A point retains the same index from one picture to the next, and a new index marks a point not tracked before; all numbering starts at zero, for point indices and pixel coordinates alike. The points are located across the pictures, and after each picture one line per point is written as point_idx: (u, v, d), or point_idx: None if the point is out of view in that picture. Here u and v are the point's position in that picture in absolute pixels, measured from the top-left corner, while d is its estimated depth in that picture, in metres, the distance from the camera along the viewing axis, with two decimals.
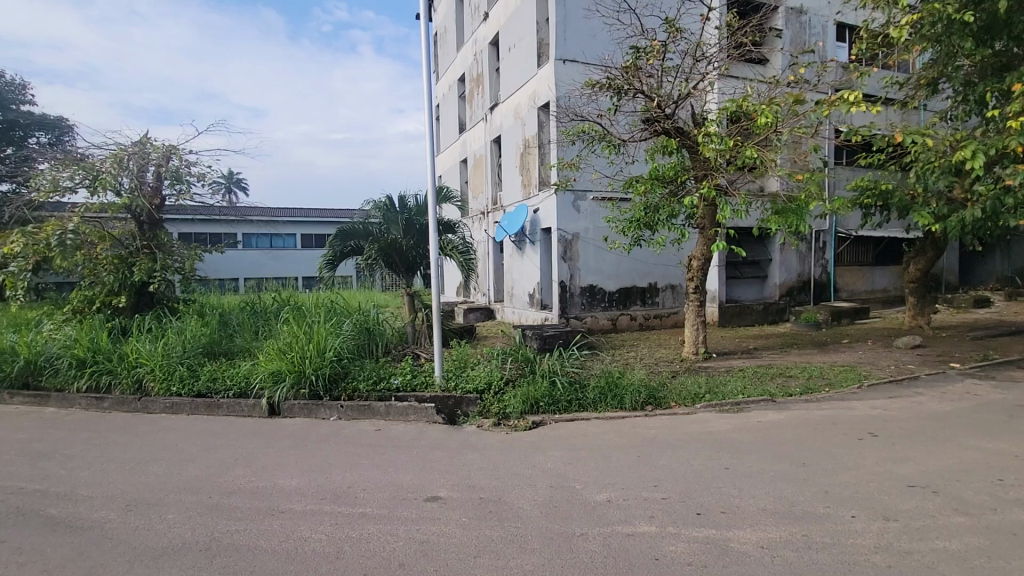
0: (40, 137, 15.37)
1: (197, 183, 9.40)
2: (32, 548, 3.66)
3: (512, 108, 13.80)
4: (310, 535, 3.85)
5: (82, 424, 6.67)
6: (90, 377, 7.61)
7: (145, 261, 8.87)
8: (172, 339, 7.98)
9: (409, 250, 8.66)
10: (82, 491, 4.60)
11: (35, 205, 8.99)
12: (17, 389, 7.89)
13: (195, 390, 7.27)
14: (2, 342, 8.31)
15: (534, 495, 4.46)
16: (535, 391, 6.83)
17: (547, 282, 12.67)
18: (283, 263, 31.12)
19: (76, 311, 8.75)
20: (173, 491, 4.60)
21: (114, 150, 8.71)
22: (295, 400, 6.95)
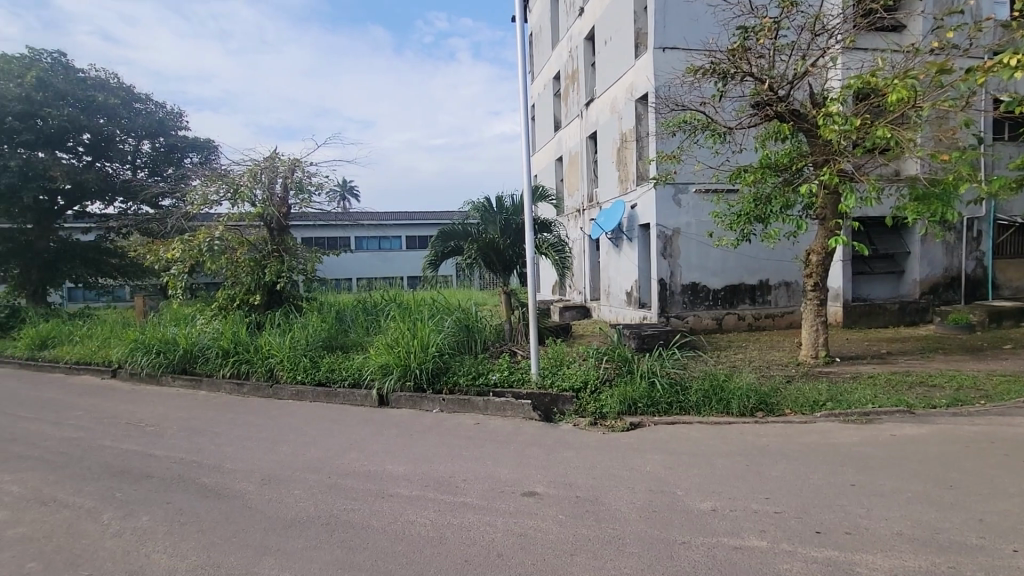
0: (193, 157, 17.82)
1: (317, 192, 10.35)
2: (190, 510, 4.26)
3: (609, 102, 13.52)
4: (415, 519, 4.08)
5: (227, 406, 7.65)
6: (233, 364, 8.72)
7: (274, 264, 9.95)
8: (296, 333, 8.87)
9: (506, 250, 8.85)
10: (228, 464, 5.28)
11: (189, 216, 10.44)
12: (177, 373, 9.25)
13: (316, 379, 8.02)
14: (166, 333, 9.79)
15: (632, 498, 4.34)
16: (633, 391, 6.65)
17: (646, 279, 12.26)
18: (391, 263, 33.22)
19: (221, 308, 10.05)
20: (299, 470, 5.11)
21: (250, 165, 9.84)
22: (402, 392, 7.40)
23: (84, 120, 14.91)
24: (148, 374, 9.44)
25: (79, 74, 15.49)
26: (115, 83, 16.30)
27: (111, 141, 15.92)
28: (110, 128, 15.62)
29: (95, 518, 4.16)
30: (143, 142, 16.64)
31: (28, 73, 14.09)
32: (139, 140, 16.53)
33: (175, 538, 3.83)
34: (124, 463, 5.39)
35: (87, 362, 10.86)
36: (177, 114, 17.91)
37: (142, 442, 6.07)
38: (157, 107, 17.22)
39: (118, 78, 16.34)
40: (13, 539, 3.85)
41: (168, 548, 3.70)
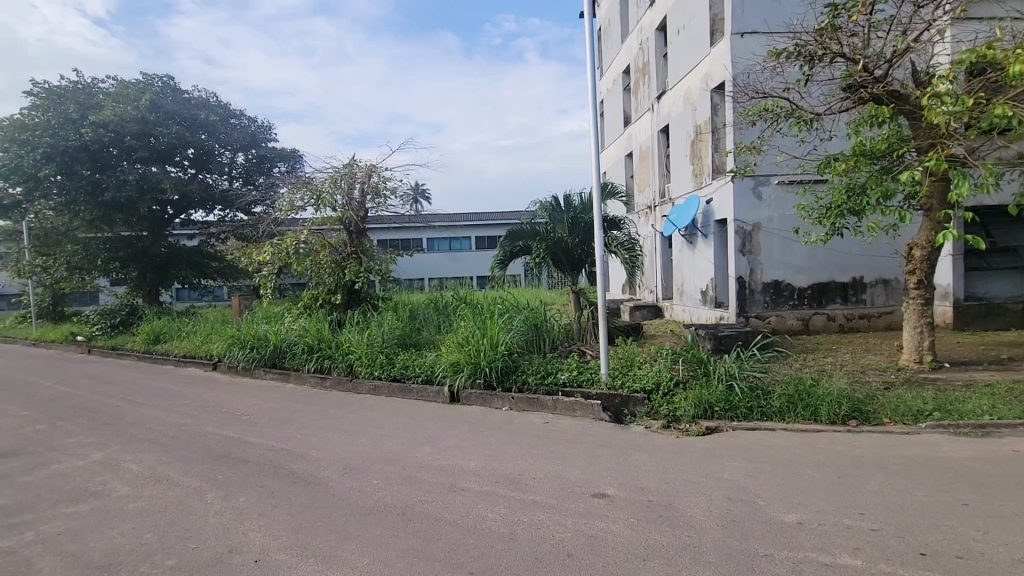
0: (281, 167, 19.23)
1: (391, 196, 10.80)
2: (280, 495, 4.58)
3: (682, 93, 13.01)
4: (486, 514, 4.14)
5: (312, 399, 8.17)
6: (317, 360, 9.31)
7: (353, 265, 10.49)
8: (373, 331, 9.29)
9: (575, 249, 8.77)
10: (313, 453, 5.64)
11: (277, 222, 11.23)
12: (269, 367, 10.01)
13: (391, 375, 8.36)
14: (259, 330, 10.61)
15: (709, 505, 4.14)
16: (709, 394, 6.34)
17: (722, 277, 11.68)
18: (461, 263, 34.01)
19: (306, 306, 10.74)
20: (376, 461, 5.36)
21: (331, 172, 10.42)
22: (472, 389, 7.55)
23: (189, 136, 16.51)
24: (243, 367, 10.29)
25: (184, 95, 17.15)
26: (214, 101, 17.92)
27: (212, 155, 17.54)
28: (211, 143, 17.19)
29: (200, 497, 4.58)
30: (238, 155, 18.22)
31: (143, 96, 15.77)
32: (234, 153, 18.05)
33: (267, 519, 4.14)
34: (225, 448, 5.91)
35: (193, 355, 12.02)
36: (267, 127, 19.35)
37: (239, 429, 6.62)
38: (250, 122, 18.72)
39: (217, 96, 17.91)
40: (135, 512, 4.33)
41: (262, 528, 4.00)
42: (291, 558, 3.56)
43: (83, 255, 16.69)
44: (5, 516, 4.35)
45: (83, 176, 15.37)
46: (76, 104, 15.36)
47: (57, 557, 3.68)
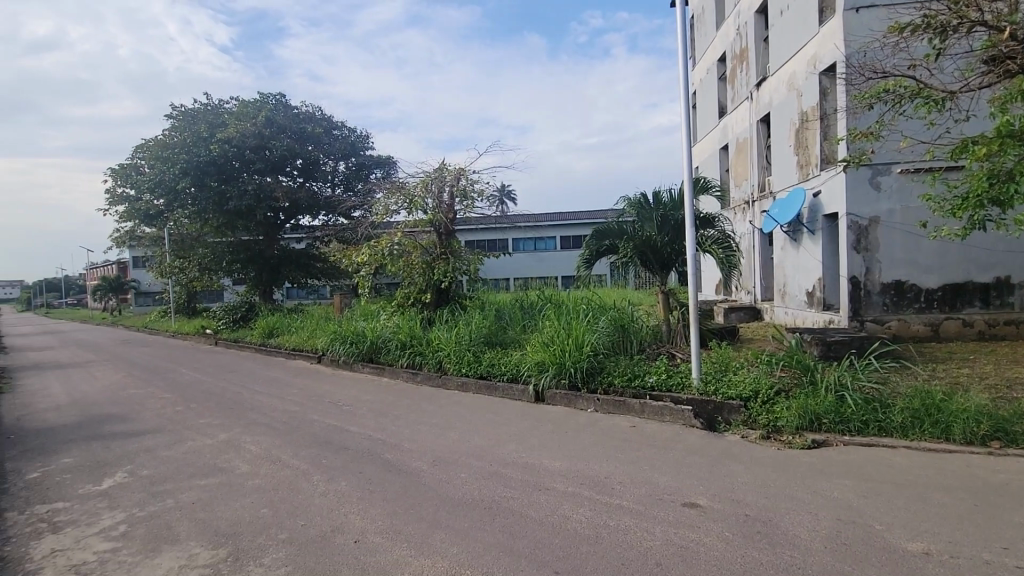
0: (377, 173, 20.49)
1: (479, 198, 11.08)
2: (376, 481, 4.86)
3: (785, 79, 12.06)
4: (571, 515, 4.10)
5: (404, 392, 8.61)
6: (409, 356, 9.78)
7: (442, 265, 10.90)
8: (462, 329, 9.58)
9: (665, 247, 8.44)
10: (406, 444, 5.93)
11: (374, 225, 11.93)
12: (366, 361, 10.69)
13: (478, 372, 8.58)
14: (357, 327, 11.37)
15: (816, 525, 3.79)
16: (816, 405, 5.80)
17: (832, 277, 10.66)
18: (546, 263, 34.10)
19: (399, 305, 11.33)
20: (464, 455, 5.51)
21: (423, 176, 10.88)
22: (557, 389, 7.53)
23: (298, 148, 18.08)
24: (344, 361, 11.07)
25: (294, 111, 18.80)
26: (319, 115, 19.48)
27: (317, 165, 19.10)
28: (316, 153, 18.70)
29: (307, 479, 4.99)
30: (339, 163, 19.68)
31: (260, 113, 17.47)
32: (336, 162, 19.51)
33: (365, 503, 4.41)
34: (328, 435, 6.39)
35: (301, 348, 13.16)
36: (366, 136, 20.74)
37: (340, 418, 7.13)
38: (350, 132, 20.15)
39: (321, 110, 19.45)
40: (253, 488, 4.81)
41: (360, 511, 4.26)
42: (386, 541, 3.76)
43: (211, 258, 18.82)
44: (152, 484, 5.02)
45: (212, 187, 17.33)
46: (206, 123, 17.32)
47: (191, 523, 4.17)
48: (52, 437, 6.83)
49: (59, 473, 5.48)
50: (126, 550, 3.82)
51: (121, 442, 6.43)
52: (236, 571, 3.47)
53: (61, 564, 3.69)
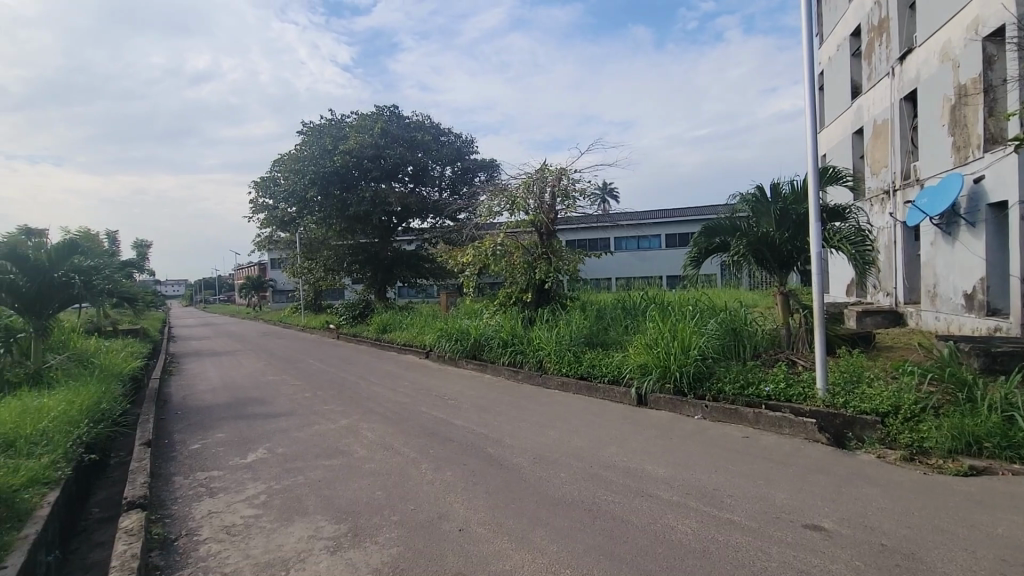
0: (482, 177, 21.30)
1: (581, 198, 11.00)
2: (479, 474, 5.02)
3: (936, 49, 10.49)
4: (677, 525, 3.91)
5: (506, 389, 8.81)
6: (511, 354, 9.99)
7: (543, 265, 10.97)
8: (562, 328, 9.58)
9: (785, 244, 7.74)
10: (507, 440, 6.05)
11: (478, 226, 12.31)
12: (470, 357, 11.10)
13: (579, 373, 8.52)
14: (462, 324, 11.84)
15: (974, 565, 3.24)
16: (976, 426, 4.97)
17: (999, 277, 9.08)
18: (650, 263, 32.95)
19: (502, 304, 11.60)
20: (564, 455, 5.49)
21: (525, 178, 11.02)
22: (661, 393, 7.23)
23: (410, 156, 19.27)
24: (449, 357, 11.59)
25: (406, 121, 20.06)
26: (428, 123, 20.59)
27: (427, 171, 20.24)
28: (426, 160, 19.82)
29: (416, 467, 5.29)
30: (446, 168, 20.73)
31: (376, 125, 18.82)
32: (443, 167, 20.56)
33: (468, 494, 4.57)
34: (435, 426, 6.72)
35: (411, 344, 14.02)
36: (471, 141, 21.70)
37: (446, 411, 7.47)
38: (456, 138, 21.16)
39: (430, 119, 20.54)
40: (369, 472, 5.20)
41: (464, 501, 4.43)
42: (488, 533, 3.87)
43: (334, 259, 20.68)
44: (286, 461, 5.64)
45: (335, 195, 19.01)
46: (331, 137, 18.99)
47: (316, 499, 4.61)
48: (210, 414, 7.94)
49: (214, 446, 6.36)
50: (266, 517, 4.32)
51: (261, 422, 7.30)
52: (355, 546, 3.77)
53: (216, 524, 4.27)
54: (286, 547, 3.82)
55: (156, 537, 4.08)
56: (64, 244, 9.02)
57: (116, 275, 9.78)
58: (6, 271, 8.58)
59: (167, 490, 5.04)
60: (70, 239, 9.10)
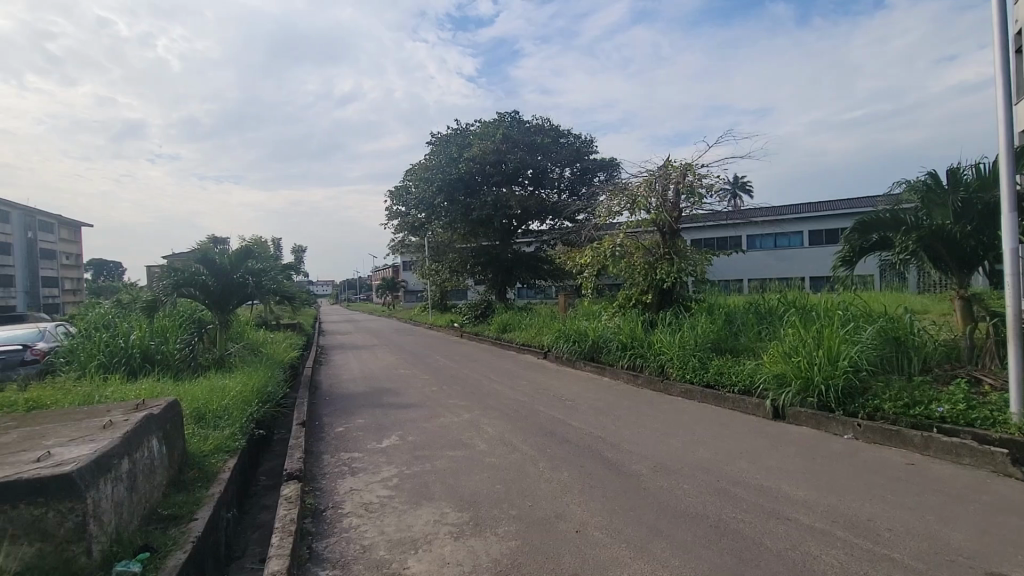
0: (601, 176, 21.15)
1: (708, 194, 10.34)
2: (596, 477, 4.95)
3: None
4: (819, 555, 3.49)
5: (625, 394, 8.59)
6: (630, 357, 9.70)
7: (666, 266, 10.47)
8: (687, 332, 9.08)
9: (966, 240, 6.52)
10: (626, 446, 5.88)
11: (596, 227, 12.15)
12: (588, 359, 11.00)
13: (705, 380, 8.00)
14: (580, 326, 11.79)
15: None
16: None
17: None
18: (789, 263, 29.98)
19: (621, 306, 11.34)
20: (687, 466, 5.19)
21: (647, 175, 10.63)
22: (802, 408, 6.52)
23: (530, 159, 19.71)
24: (567, 358, 11.61)
25: (527, 125, 20.51)
26: (548, 125, 20.86)
27: (546, 173, 20.57)
28: (545, 162, 20.15)
29: (534, 464, 5.37)
30: (565, 170, 20.93)
31: (498, 131, 19.47)
32: (562, 168, 20.78)
33: (585, 496, 4.52)
34: (552, 426, 6.77)
35: (529, 344, 14.28)
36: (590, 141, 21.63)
37: (564, 412, 7.48)
38: (575, 139, 21.25)
39: (549, 121, 20.80)
40: (489, 465, 5.39)
41: (581, 503, 4.40)
42: (605, 538, 3.79)
43: (458, 261, 21.82)
44: (415, 449, 6.06)
45: (460, 201, 20.03)
46: (456, 146, 20.05)
47: (441, 486, 4.89)
48: (351, 402, 8.82)
49: (355, 430, 7.05)
50: (397, 498, 4.69)
51: (393, 411, 7.94)
52: (476, 535, 3.93)
53: (356, 500, 4.72)
54: (415, 528, 4.09)
55: (308, 507, 4.63)
56: (241, 250, 10.65)
57: (279, 276, 11.28)
58: (200, 273, 10.36)
59: (316, 466, 5.70)
60: (245, 245, 10.73)
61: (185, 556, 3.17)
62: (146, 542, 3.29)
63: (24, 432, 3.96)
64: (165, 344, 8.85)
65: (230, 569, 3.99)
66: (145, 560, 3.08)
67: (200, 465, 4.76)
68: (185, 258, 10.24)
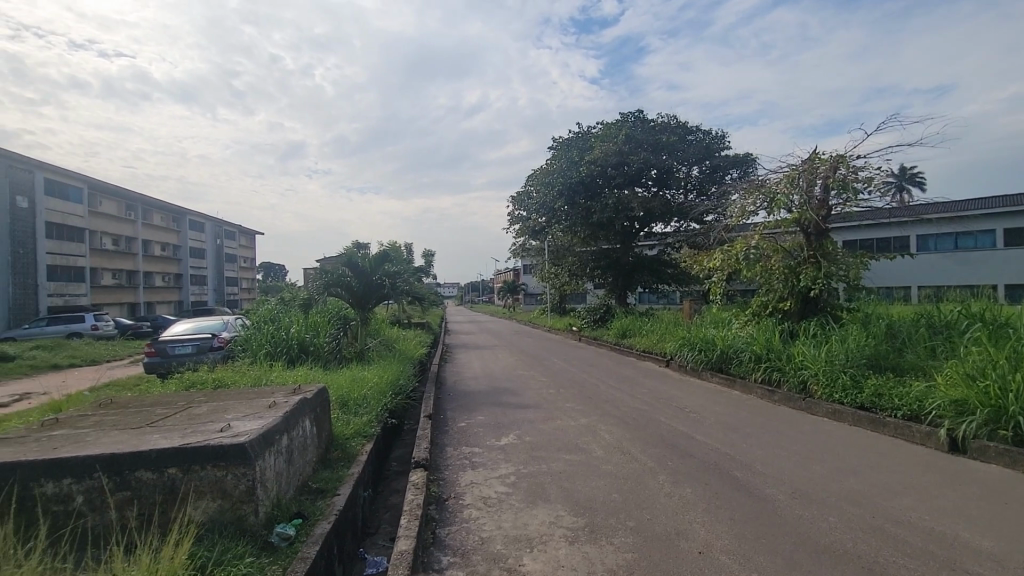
0: (733, 175, 20.17)
1: (866, 189, 9.10)
2: (724, 498, 4.58)
3: None
4: None
5: (758, 410, 7.86)
6: (765, 370, 8.88)
7: (811, 270, 9.36)
8: (836, 345, 8.05)
9: None
10: (759, 466, 5.38)
11: (728, 228, 11.30)
12: (716, 370, 10.28)
13: (858, 402, 7.03)
14: (708, 334, 11.07)
15: None
16: None
17: None
18: (976, 267, 25.26)
19: (755, 314, 10.45)
20: (835, 496, 4.59)
21: (789, 171, 9.66)
22: (990, 443, 5.42)
23: (655, 159, 19.08)
24: (692, 368, 10.96)
25: (651, 124, 19.87)
26: (674, 123, 20.02)
27: (672, 173, 19.78)
28: (670, 162, 19.40)
29: (653, 477, 5.14)
30: (693, 168, 20.16)
31: (621, 132, 19.05)
32: (689, 167, 20.05)
33: (710, 516, 4.22)
34: (675, 439, 6.42)
35: (651, 351, 13.73)
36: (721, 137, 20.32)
37: (688, 424, 7.07)
38: (704, 135, 20.32)
39: (676, 118, 19.97)
40: (605, 473, 5.28)
41: (705, 523, 4.11)
42: (733, 564, 3.50)
43: (578, 265, 21.60)
44: (532, 450, 6.15)
45: (580, 204, 19.91)
46: (578, 149, 20.03)
47: (557, 489, 4.90)
48: (473, 399, 9.21)
49: (476, 426, 7.36)
50: (514, 496, 4.79)
51: (512, 411, 8.14)
52: (591, 542, 3.87)
53: (475, 494, 4.92)
54: (531, 527, 4.14)
55: (432, 495, 4.92)
56: (379, 254, 11.76)
57: (411, 278, 12.24)
58: (346, 275, 11.67)
59: (440, 457, 6.04)
60: (383, 250, 11.82)
61: (329, 526, 3.55)
62: (299, 510, 3.74)
63: (211, 406, 4.73)
64: (317, 337, 10.03)
65: (365, 543, 4.38)
66: (297, 525, 3.50)
67: (342, 447, 5.30)
68: (334, 262, 11.59)
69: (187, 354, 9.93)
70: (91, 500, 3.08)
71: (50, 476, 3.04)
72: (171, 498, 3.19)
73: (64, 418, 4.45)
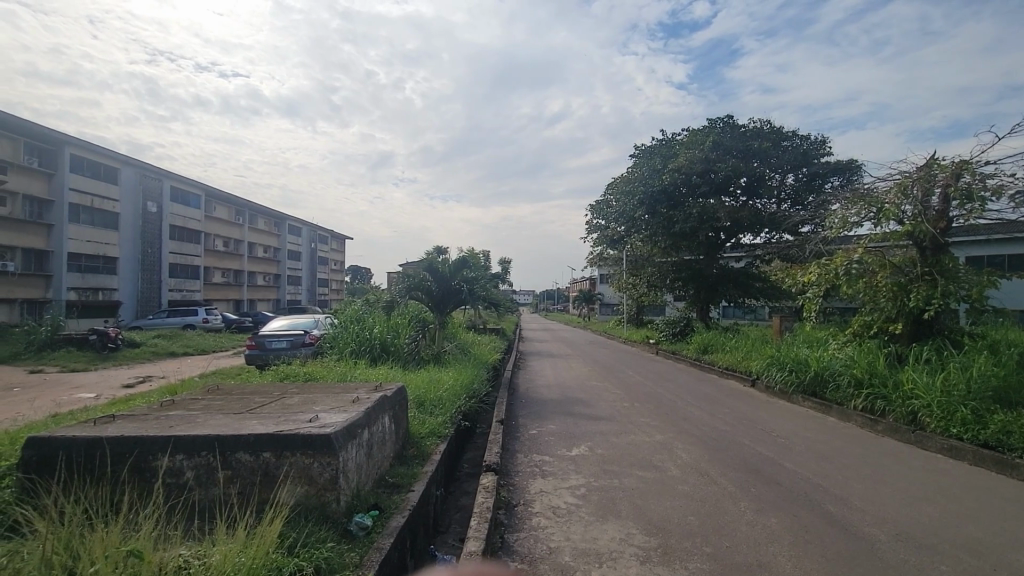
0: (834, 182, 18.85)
1: (995, 199, 8.03)
2: (814, 532, 4.20)
3: None
4: None
5: (858, 440, 7.13)
6: (867, 397, 8.05)
7: (925, 288, 8.36)
8: (954, 373, 7.16)
9: None
10: (856, 502, 4.88)
11: (826, 240, 10.42)
12: (809, 395, 9.48)
13: (981, 439, 6.16)
14: (801, 355, 10.28)
15: None
16: None
17: None
18: None
19: (856, 335, 9.56)
20: (948, 543, 4.06)
21: (900, 178, 8.75)
22: None
23: (744, 166, 18.13)
24: (781, 390, 10.21)
25: (741, 130, 18.89)
26: (767, 127, 18.92)
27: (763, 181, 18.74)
28: (761, 169, 18.35)
29: (734, 502, 4.83)
30: (787, 176, 18.97)
31: (708, 139, 18.28)
32: (783, 175, 18.86)
33: (796, 550, 3.90)
34: (759, 464, 5.99)
35: (734, 369, 12.97)
36: (821, 142, 18.94)
37: (774, 449, 6.58)
38: (802, 140, 19.08)
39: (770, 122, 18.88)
40: (681, 493, 5.05)
41: (791, 557, 3.80)
42: None
43: (658, 276, 20.91)
44: (604, 463, 6.01)
45: (662, 214, 19.22)
46: (660, 156, 19.39)
47: (629, 505, 4.74)
48: (546, 407, 9.20)
49: (547, 434, 7.33)
50: (584, 509, 4.69)
51: (584, 422, 7.99)
52: (664, 564, 3.70)
53: (544, 502, 4.89)
54: (602, 542, 4.04)
55: (502, 499, 4.95)
56: (458, 260, 12.05)
57: (488, 285, 12.46)
58: (426, 279, 12.09)
59: (510, 462, 6.08)
60: (462, 255, 12.11)
61: (403, 520, 3.66)
62: (376, 501, 3.90)
63: (302, 398, 5.09)
64: (397, 338, 10.51)
65: (436, 541, 4.50)
66: (374, 516, 3.65)
67: (417, 445, 5.47)
68: (416, 266, 12.04)
69: (282, 348, 10.76)
70: (200, 475, 3.41)
71: (166, 452, 3.40)
72: (266, 479, 3.46)
73: (178, 400, 4.95)
